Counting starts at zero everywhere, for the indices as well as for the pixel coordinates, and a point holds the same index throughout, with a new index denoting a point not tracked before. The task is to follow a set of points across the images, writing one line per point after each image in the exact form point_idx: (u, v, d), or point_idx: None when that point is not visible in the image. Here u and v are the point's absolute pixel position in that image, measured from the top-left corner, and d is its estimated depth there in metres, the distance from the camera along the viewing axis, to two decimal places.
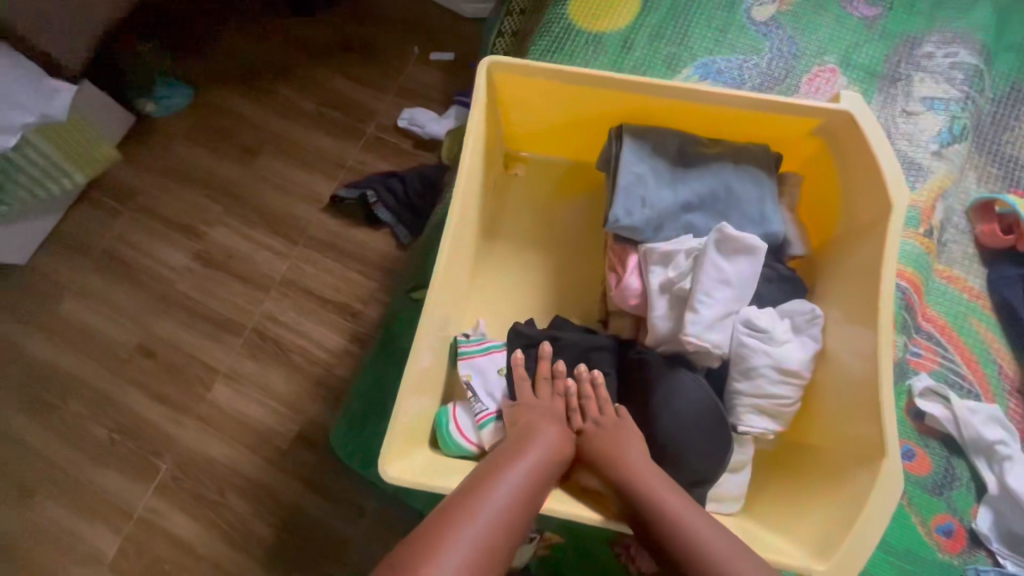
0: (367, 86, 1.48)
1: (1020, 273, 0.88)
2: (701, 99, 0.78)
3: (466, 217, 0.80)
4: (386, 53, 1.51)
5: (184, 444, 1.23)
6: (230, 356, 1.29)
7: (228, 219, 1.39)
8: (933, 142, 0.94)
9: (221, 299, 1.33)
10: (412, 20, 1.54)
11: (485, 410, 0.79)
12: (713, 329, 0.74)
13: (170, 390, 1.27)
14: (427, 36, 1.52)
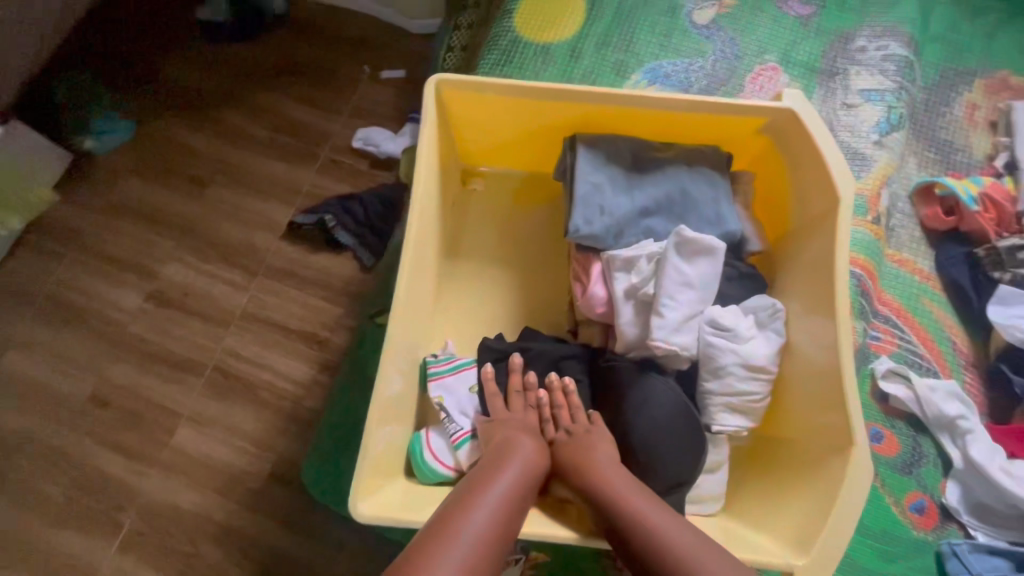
0: (318, 108, 1.46)
1: (964, 252, 0.91)
2: (650, 104, 0.78)
3: (424, 238, 0.78)
4: (337, 73, 1.48)
5: (150, 495, 1.17)
6: (193, 397, 1.23)
7: (181, 254, 1.34)
8: (873, 132, 0.97)
9: (179, 338, 1.28)
10: (360, 39, 1.52)
11: (460, 430, 0.78)
12: (680, 332, 0.75)
13: (129, 439, 1.21)
14: (377, 54, 1.51)
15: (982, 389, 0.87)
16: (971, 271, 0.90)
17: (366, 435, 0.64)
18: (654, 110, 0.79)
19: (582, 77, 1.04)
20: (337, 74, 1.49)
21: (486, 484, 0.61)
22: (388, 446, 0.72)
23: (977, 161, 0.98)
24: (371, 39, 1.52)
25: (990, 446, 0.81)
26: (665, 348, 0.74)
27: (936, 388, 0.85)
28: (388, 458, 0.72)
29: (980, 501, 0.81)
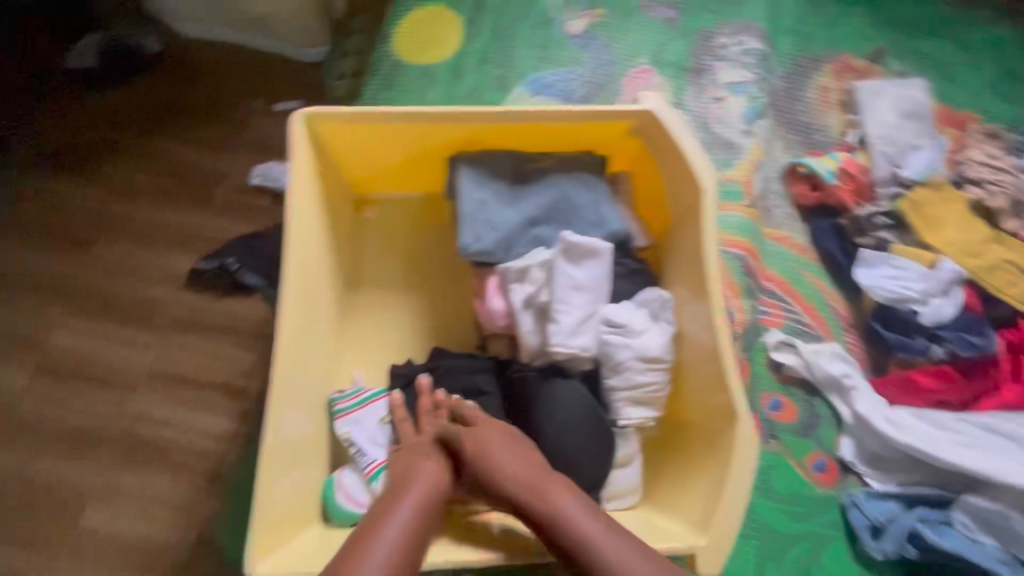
0: (209, 147, 1.39)
1: (831, 224, 0.99)
2: (521, 118, 0.79)
3: (309, 276, 0.76)
4: (227, 109, 1.41)
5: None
6: (102, 471, 1.15)
7: (72, 319, 1.25)
8: (740, 121, 1.04)
9: (79, 410, 1.18)
10: (245, 68, 1.45)
11: (373, 461, 0.78)
12: (577, 334, 0.77)
13: (35, 527, 1.11)
14: (265, 85, 1.43)
15: (864, 347, 0.93)
16: (840, 240, 0.98)
17: (256, 492, 0.62)
18: (525, 123, 0.80)
19: (468, 94, 1.06)
20: (228, 112, 1.41)
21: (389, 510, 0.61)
22: (292, 494, 0.70)
23: (835, 139, 1.07)
24: (258, 68, 1.44)
25: (873, 399, 0.88)
26: (564, 351, 0.77)
27: (819, 351, 0.92)
28: (294, 506, 0.71)
29: (873, 451, 0.88)
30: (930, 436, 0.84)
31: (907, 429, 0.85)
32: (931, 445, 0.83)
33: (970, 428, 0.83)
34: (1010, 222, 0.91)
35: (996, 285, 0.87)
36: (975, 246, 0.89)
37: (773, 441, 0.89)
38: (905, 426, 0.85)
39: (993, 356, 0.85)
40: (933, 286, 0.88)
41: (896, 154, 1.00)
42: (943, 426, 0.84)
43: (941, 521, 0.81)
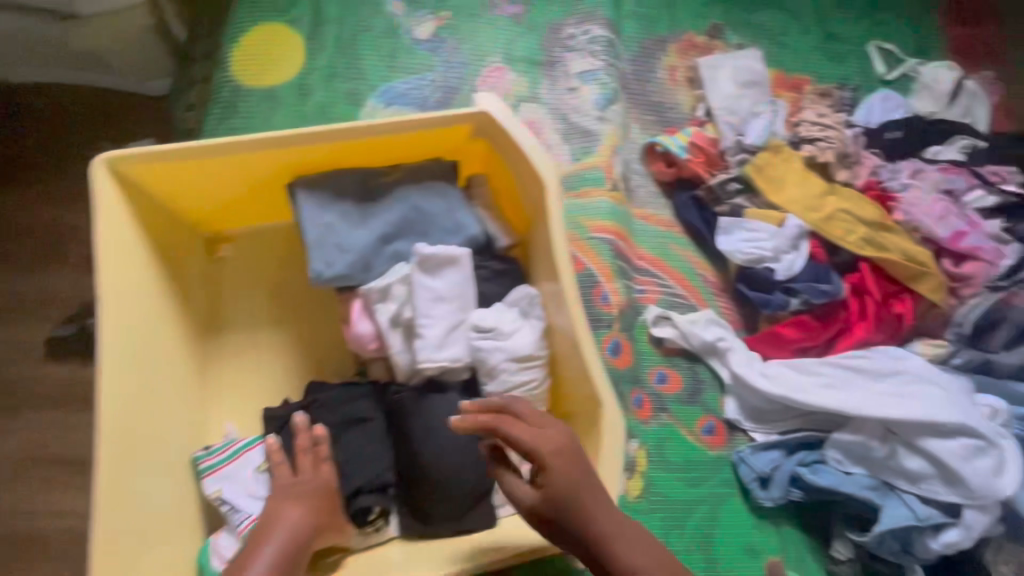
0: (51, 199, 1.25)
1: (690, 196, 1.03)
2: (351, 135, 0.75)
3: (136, 338, 0.70)
4: (70, 155, 1.28)
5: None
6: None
7: None
8: (594, 109, 1.07)
9: None
10: (81, 108, 1.30)
11: (247, 518, 0.73)
12: (446, 346, 0.76)
13: None
14: (115, 124, 1.30)
15: (735, 308, 0.99)
16: (700, 211, 1.02)
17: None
18: (358, 138, 0.76)
19: (316, 114, 1.02)
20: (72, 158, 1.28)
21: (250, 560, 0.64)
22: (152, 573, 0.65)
23: (686, 115, 1.12)
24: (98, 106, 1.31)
25: (748, 357, 0.93)
26: (434, 365, 0.75)
27: (693, 320, 0.95)
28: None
29: (754, 407, 0.92)
30: (796, 383, 0.89)
31: (776, 380, 0.89)
32: (797, 391, 0.88)
33: (830, 368, 0.88)
34: (842, 173, 0.98)
35: (835, 233, 0.93)
36: (814, 200, 0.95)
37: (664, 414, 0.92)
38: (775, 377, 0.90)
39: (842, 299, 0.92)
40: (782, 242, 0.94)
41: (738, 123, 1.06)
42: (808, 371, 0.89)
43: (816, 460, 0.86)
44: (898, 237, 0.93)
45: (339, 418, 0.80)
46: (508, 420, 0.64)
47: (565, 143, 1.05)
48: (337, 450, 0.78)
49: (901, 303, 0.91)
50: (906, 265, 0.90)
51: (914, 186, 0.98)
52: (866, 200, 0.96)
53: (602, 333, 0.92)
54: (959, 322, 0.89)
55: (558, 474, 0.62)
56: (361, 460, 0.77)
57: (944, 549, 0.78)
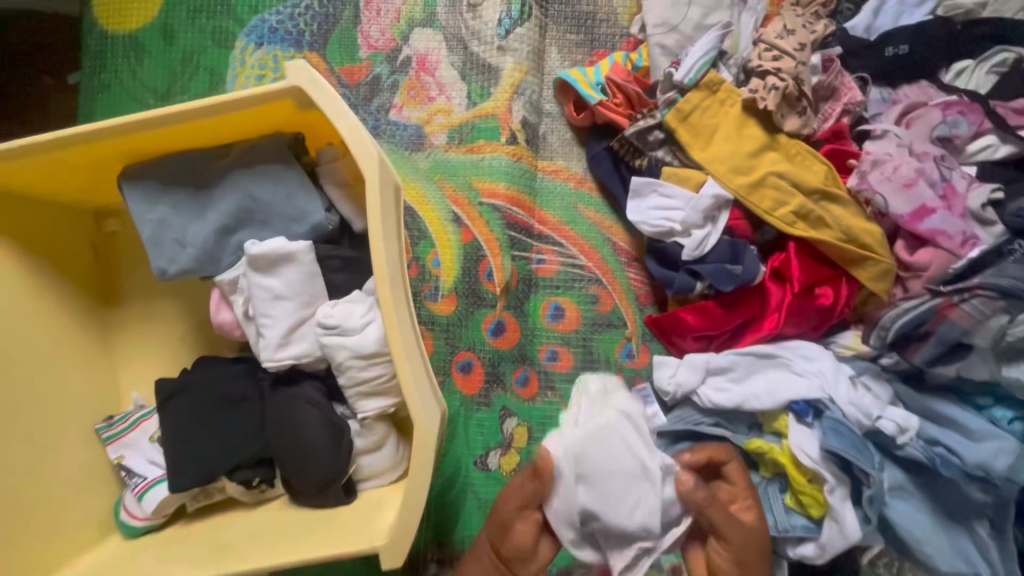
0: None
1: (604, 147, 0.87)
2: (151, 123, 0.68)
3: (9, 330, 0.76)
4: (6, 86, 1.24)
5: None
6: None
7: None
8: (497, 33, 0.89)
9: None
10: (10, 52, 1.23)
11: (143, 480, 0.83)
12: (287, 346, 0.75)
13: None
14: (50, 54, 1.25)
15: (645, 280, 0.88)
16: (615, 166, 0.87)
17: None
18: (160, 126, 0.69)
19: (184, 60, 0.92)
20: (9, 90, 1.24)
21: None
22: (61, 526, 0.79)
23: (621, 31, 0.90)
24: (17, 31, 1.23)
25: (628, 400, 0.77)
26: (278, 363, 0.76)
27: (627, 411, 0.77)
28: (69, 536, 0.79)
29: (653, 388, 0.84)
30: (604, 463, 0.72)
31: (643, 452, 0.73)
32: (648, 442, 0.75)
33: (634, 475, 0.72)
34: (790, 121, 0.77)
35: (761, 206, 0.76)
36: (744, 161, 0.77)
37: (551, 393, 0.88)
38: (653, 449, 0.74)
39: (756, 283, 0.79)
40: (694, 215, 0.78)
41: (675, 45, 0.83)
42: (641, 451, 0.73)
43: None
44: (842, 209, 0.75)
45: (346, 326, 0.74)
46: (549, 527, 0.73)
47: (462, 81, 0.90)
48: (203, 421, 0.82)
49: (833, 291, 0.76)
50: (843, 248, 0.74)
51: (893, 132, 0.75)
52: (814, 158, 0.77)
53: (483, 313, 0.87)
54: (884, 326, 0.71)
55: (754, 528, 0.71)
56: (220, 435, 0.82)
57: (796, 558, 0.74)
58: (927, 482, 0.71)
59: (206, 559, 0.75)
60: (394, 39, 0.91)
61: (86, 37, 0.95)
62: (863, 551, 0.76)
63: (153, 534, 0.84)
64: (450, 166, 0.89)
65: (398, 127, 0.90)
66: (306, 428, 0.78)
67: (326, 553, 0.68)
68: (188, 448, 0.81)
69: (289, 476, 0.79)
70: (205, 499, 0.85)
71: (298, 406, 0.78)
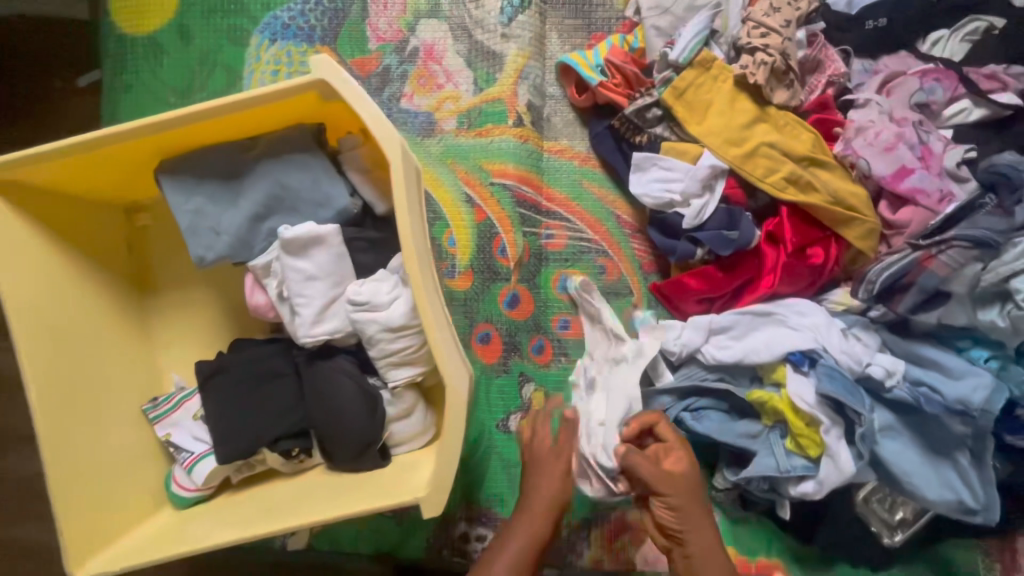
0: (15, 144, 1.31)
1: (605, 125, 0.92)
2: (185, 119, 0.73)
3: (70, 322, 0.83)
4: (32, 97, 1.30)
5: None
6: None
7: None
8: (499, 21, 0.94)
9: None
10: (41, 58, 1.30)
11: (192, 454, 0.89)
12: (321, 322, 0.81)
13: None
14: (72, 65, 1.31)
15: (649, 249, 0.94)
16: (617, 144, 0.92)
17: (54, 508, 0.75)
18: (194, 122, 0.74)
19: (203, 58, 0.97)
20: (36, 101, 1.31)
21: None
22: (120, 500, 0.84)
23: (616, 15, 0.95)
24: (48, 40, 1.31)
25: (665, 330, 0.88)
26: (313, 338, 0.81)
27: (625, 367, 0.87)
28: (129, 508, 0.85)
29: (660, 352, 0.89)
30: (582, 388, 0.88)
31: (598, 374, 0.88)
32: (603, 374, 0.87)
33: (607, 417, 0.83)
34: (779, 93, 0.83)
35: (754, 174, 0.82)
36: (738, 133, 0.83)
37: (565, 359, 0.95)
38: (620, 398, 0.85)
39: (752, 246, 0.85)
40: (693, 185, 0.83)
41: (669, 27, 0.88)
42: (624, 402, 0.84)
43: (703, 407, 0.87)
44: (829, 174, 0.81)
45: (374, 302, 0.80)
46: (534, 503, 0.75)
47: (468, 69, 0.94)
48: (244, 398, 0.89)
49: (823, 251, 0.82)
50: (831, 209, 0.80)
51: (875, 100, 0.81)
52: (802, 128, 0.83)
53: (499, 287, 0.93)
54: (870, 280, 0.78)
55: (684, 476, 0.75)
56: (262, 409, 0.88)
57: (798, 496, 0.81)
58: (913, 421, 0.78)
59: (256, 521, 0.81)
60: (402, 31, 0.96)
61: (105, 39, 0.99)
62: (859, 488, 0.85)
63: (204, 503, 0.90)
64: (460, 150, 0.94)
65: (409, 115, 0.95)
66: (342, 396, 0.84)
67: (370, 507, 0.74)
68: (231, 422, 0.87)
69: (328, 442, 0.85)
70: (247, 470, 0.92)
71: (333, 377, 0.85)
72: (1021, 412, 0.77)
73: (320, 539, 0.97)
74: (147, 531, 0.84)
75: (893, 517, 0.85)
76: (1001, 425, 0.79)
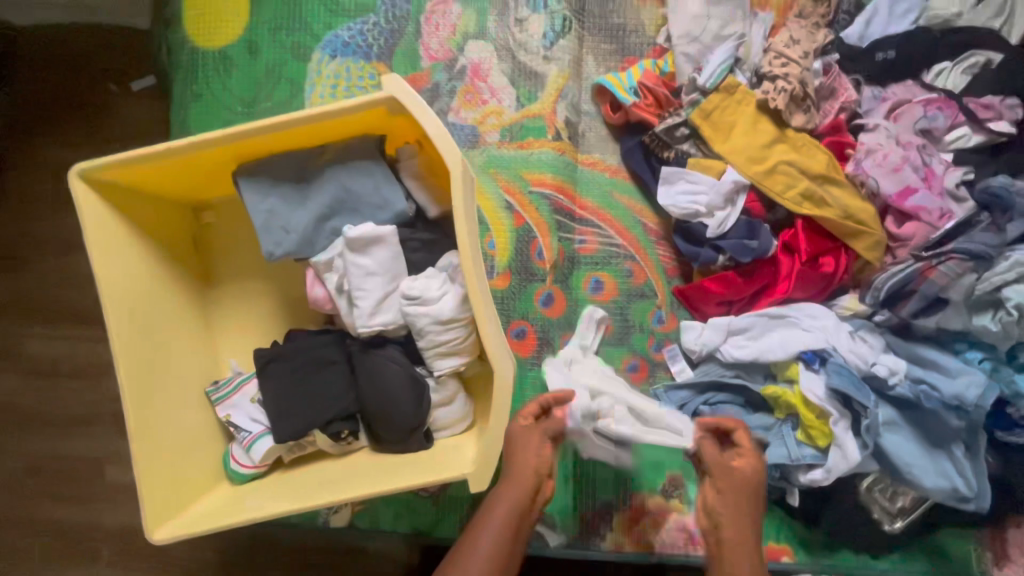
0: (84, 146, 1.40)
1: (637, 141, 1.01)
2: (268, 128, 0.82)
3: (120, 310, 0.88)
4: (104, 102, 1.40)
5: (102, 528, 1.39)
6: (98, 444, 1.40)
7: (37, 328, 1.42)
8: (541, 45, 1.03)
9: (73, 398, 1.41)
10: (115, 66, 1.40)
11: (251, 434, 0.97)
12: (378, 314, 0.89)
13: (68, 485, 1.40)
14: (124, 71, 1.40)
15: (673, 256, 1.03)
16: (646, 158, 1.01)
17: (137, 477, 0.82)
18: (274, 131, 0.82)
19: (268, 71, 1.06)
20: (90, 104, 1.40)
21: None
22: (186, 474, 0.91)
23: (648, 41, 1.04)
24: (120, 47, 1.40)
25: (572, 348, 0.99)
26: (369, 328, 0.90)
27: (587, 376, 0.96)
28: (193, 483, 0.92)
29: (681, 349, 1.00)
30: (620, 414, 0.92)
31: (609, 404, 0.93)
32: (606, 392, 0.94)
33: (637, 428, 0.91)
34: (797, 117, 0.91)
35: (773, 189, 0.91)
36: (759, 152, 0.91)
37: None
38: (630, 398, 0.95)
39: (769, 255, 0.93)
40: (716, 198, 0.92)
41: (697, 54, 0.97)
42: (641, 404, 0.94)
43: (721, 400, 0.95)
44: (841, 191, 0.90)
45: (426, 296, 0.88)
46: (506, 489, 0.80)
47: (512, 87, 1.03)
48: (300, 382, 0.97)
49: (834, 260, 0.91)
50: (842, 223, 0.89)
51: (883, 126, 0.90)
52: (817, 149, 0.91)
53: (535, 286, 1.01)
54: (877, 287, 0.87)
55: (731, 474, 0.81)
56: (316, 392, 0.96)
57: (807, 483, 0.88)
58: (913, 417, 0.86)
59: (311, 494, 0.89)
60: (451, 50, 1.05)
61: (178, 50, 1.07)
62: (861, 478, 0.94)
63: (259, 480, 0.98)
64: (502, 160, 1.02)
65: (456, 127, 1.04)
66: (392, 382, 0.92)
67: (421, 482, 0.82)
68: (289, 405, 0.95)
69: (378, 424, 0.93)
70: (298, 450, 0.99)
71: (385, 365, 0.93)
72: (1011, 411, 0.86)
73: (360, 517, 1.05)
74: (212, 502, 0.92)
75: (894, 505, 0.93)
76: (992, 422, 0.88)
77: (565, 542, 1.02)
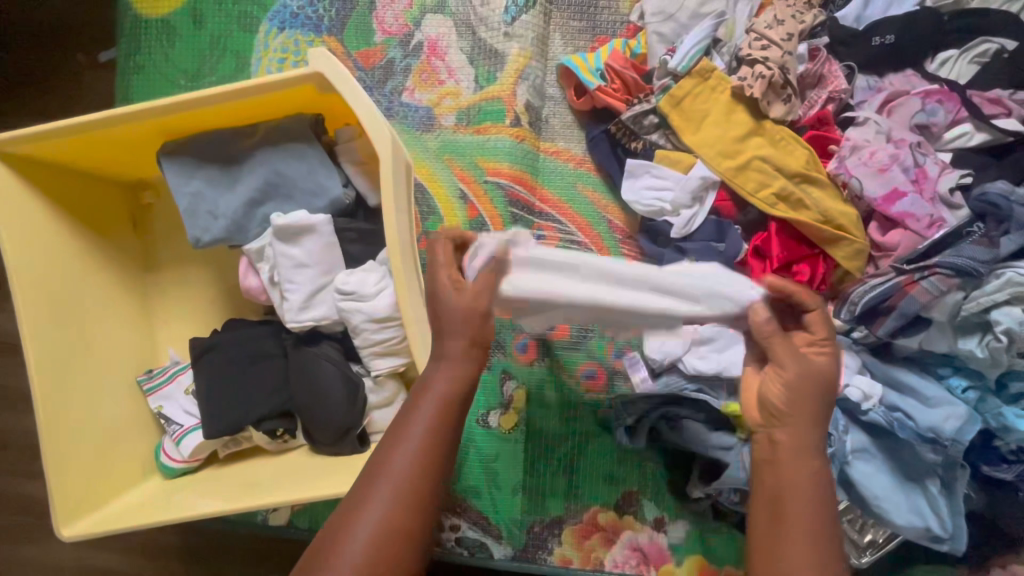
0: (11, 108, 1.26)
1: (602, 130, 0.93)
2: (187, 103, 0.75)
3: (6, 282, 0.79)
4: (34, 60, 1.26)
5: (23, 522, 1.30)
6: (25, 431, 1.31)
7: None
8: (503, 20, 0.94)
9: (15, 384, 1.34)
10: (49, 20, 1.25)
11: (182, 427, 0.92)
12: (310, 308, 0.83)
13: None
14: (46, 20, 1.25)
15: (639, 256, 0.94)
16: (613, 148, 0.92)
17: (46, 466, 0.79)
18: (196, 107, 0.76)
19: (213, 43, 0.99)
20: (11, 50, 1.26)
21: (354, 519, 0.57)
22: (109, 467, 0.88)
23: (621, 18, 0.94)
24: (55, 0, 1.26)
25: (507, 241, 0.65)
26: (301, 324, 0.84)
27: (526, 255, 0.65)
28: (118, 476, 0.88)
29: (641, 356, 0.92)
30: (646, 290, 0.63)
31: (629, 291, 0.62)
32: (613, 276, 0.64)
33: (652, 284, 0.62)
34: (777, 107, 0.82)
35: (745, 187, 0.82)
36: (731, 145, 0.82)
37: (548, 360, 0.98)
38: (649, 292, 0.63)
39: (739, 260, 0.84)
40: (683, 195, 0.83)
41: (671, 33, 0.88)
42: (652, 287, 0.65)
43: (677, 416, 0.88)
44: (821, 192, 0.81)
45: (361, 290, 0.82)
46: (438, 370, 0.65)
47: (470, 66, 0.95)
48: (233, 375, 0.91)
49: (811, 269, 0.82)
50: (819, 227, 0.80)
51: (874, 119, 0.80)
52: (797, 143, 0.82)
53: None
54: (853, 301, 0.77)
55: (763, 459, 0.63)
56: (249, 387, 0.90)
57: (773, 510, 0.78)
58: (887, 445, 0.78)
59: (235, 495, 0.84)
60: (407, 25, 0.97)
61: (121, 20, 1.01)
62: None
63: (190, 475, 0.93)
64: (457, 146, 0.95)
65: (410, 108, 0.96)
66: (325, 381, 0.86)
67: (346, 490, 0.76)
68: (219, 399, 0.90)
69: (311, 424, 0.87)
70: (234, 446, 0.94)
71: (320, 363, 0.88)
72: (999, 443, 0.77)
73: (300, 517, 1.01)
74: (135, 498, 0.88)
75: (863, 538, 0.84)
76: (977, 455, 0.79)
77: (511, 555, 0.96)
